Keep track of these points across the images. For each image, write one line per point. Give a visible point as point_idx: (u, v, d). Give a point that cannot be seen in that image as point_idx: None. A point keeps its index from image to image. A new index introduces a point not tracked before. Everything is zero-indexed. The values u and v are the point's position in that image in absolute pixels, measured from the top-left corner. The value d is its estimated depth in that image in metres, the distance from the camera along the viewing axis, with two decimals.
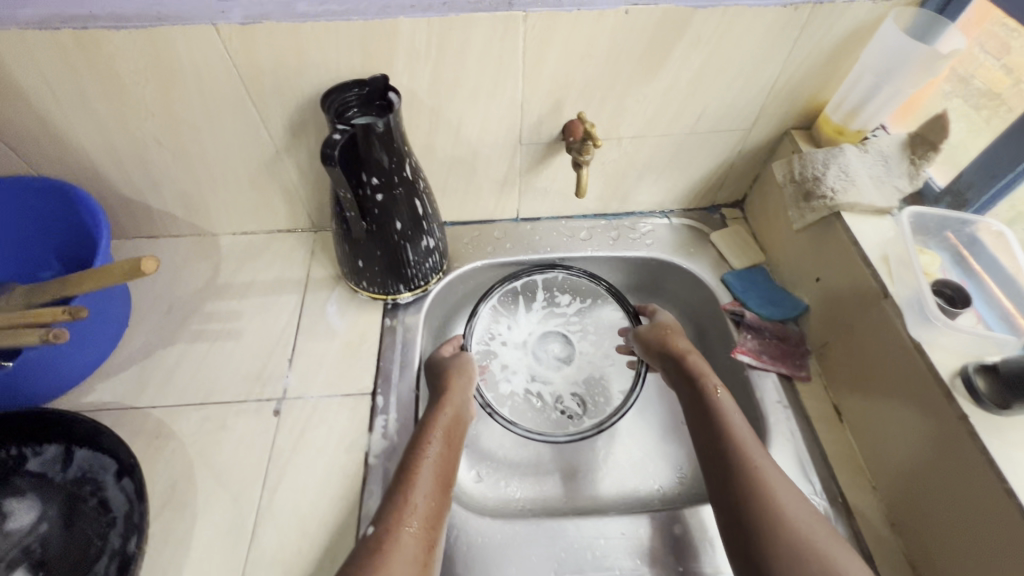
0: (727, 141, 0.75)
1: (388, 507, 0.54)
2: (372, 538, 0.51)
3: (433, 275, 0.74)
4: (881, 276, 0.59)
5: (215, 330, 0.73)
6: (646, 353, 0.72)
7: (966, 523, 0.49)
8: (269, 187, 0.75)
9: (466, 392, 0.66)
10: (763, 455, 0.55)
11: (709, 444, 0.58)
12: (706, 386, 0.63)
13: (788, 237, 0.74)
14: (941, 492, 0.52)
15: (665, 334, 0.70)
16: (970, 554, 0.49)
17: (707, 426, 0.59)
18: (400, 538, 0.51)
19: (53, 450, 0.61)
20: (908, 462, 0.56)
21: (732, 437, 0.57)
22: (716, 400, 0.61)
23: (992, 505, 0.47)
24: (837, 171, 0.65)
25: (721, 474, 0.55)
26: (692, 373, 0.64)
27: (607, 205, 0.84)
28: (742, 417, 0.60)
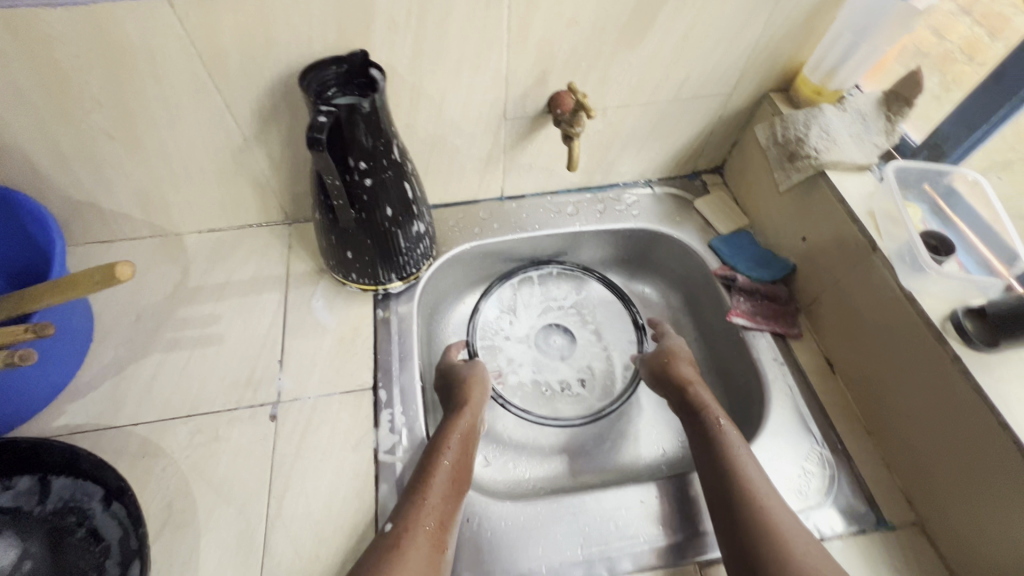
0: (709, 107, 0.75)
1: (405, 505, 0.53)
2: (387, 539, 0.50)
3: (424, 261, 0.71)
4: (869, 230, 0.61)
5: (193, 337, 0.68)
6: (652, 380, 0.70)
7: (964, 459, 0.52)
8: (238, 178, 0.70)
9: (483, 404, 0.65)
10: (773, 494, 0.53)
11: (714, 481, 0.55)
12: (709, 419, 0.60)
13: (772, 202, 0.75)
14: (938, 432, 0.55)
15: (670, 364, 0.68)
16: (975, 494, 0.52)
17: (712, 462, 0.57)
18: (417, 541, 0.50)
19: (26, 481, 0.55)
20: (902, 410, 0.59)
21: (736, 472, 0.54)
22: (719, 434, 0.58)
23: (994, 446, 0.49)
24: (819, 131, 0.67)
25: (726, 512, 0.53)
26: (696, 406, 0.62)
27: (592, 178, 0.83)
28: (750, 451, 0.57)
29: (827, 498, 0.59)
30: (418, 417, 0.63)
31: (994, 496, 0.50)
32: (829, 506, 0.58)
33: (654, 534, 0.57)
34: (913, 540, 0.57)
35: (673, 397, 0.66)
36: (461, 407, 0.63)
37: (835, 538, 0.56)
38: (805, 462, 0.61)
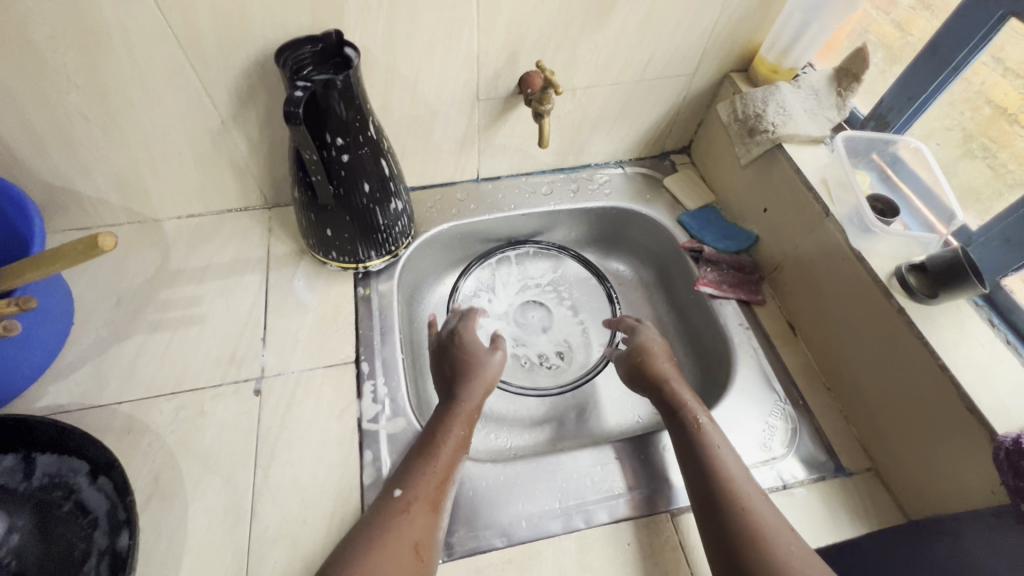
0: (674, 87, 0.79)
1: (409, 469, 0.55)
2: (398, 503, 0.52)
3: (402, 239, 0.73)
4: (822, 197, 0.65)
5: (174, 318, 0.69)
6: (628, 377, 0.68)
7: (918, 413, 0.55)
8: (216, 162, 0.71)
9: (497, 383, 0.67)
10: (757, 494, 0.53)
11: (698, 484, 0.54)
12: (690, 421, 0.59)
13: (735, 177, 0.79)
14: (894, 387, 0.58)
15: (648, 360, 0.66)
16: (926, 445, 0.55)
17: (694, 463, 0.56)
18: (426, 509, 0.52)
19: (11, 459, 0.56)
20: (862, 370, 0.62)
21: (719, 475, 0.54)
22: (700, 436, 0.57)
23: (944, 398, 0.52)
24: (776, 107, 0.70)
25: (711, 517, 0.52)
26: (674, 404, 0.61)
27: (565, 158, 0.86)
28: (730, 450, 0.57)
29: (789, 450, 0.62)
30: (400, 388, 0.65)
31: (941, 445, 0.53)
32: (791, 457, 0.62)
33: (627, 488, 0.60)
34: (869, 486, 0.61)
35: (651, 394, 0.64)
36: (475, 388, 0.64)
37: (798, 485, 0.60)
38: (769, 417, 0.65)
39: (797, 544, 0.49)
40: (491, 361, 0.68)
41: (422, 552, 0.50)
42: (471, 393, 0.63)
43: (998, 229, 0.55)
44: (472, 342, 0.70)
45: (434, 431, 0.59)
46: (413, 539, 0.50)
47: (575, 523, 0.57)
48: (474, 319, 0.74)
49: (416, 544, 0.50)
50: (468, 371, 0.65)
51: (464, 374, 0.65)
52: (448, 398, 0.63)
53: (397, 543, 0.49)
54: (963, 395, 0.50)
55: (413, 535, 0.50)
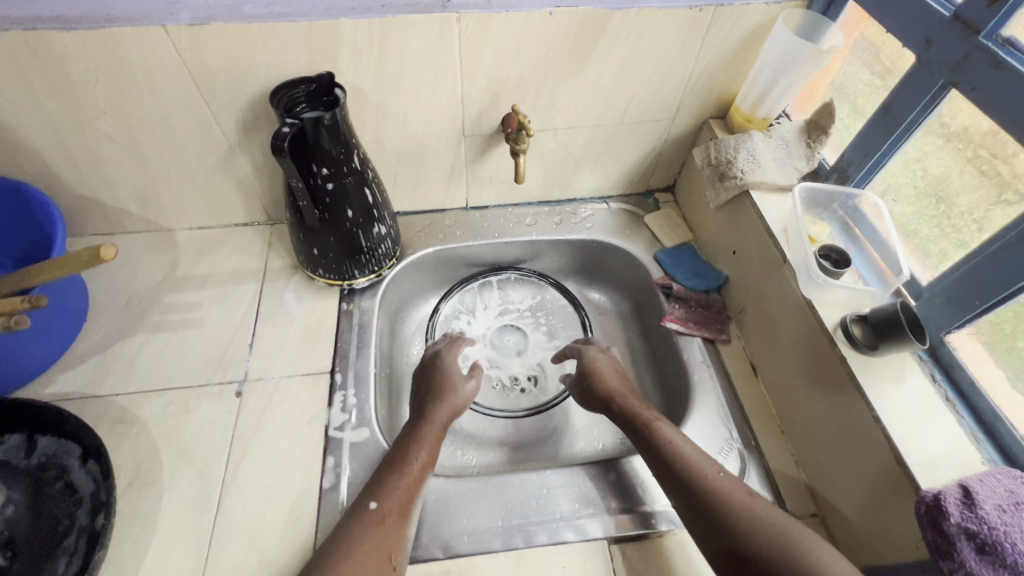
0: (654, 130, 0.83)
1: (382, 484, 0.58)
2: (373, 515, 0.55)
3: (386, 260, 0.79)
4: (781, 244, 0.67)
5: (174, 321, 0.76)
6: (584, 400, 0.73)
7: (860, 465, 0.56)
8: (224, 181, 0.78)
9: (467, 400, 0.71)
10: (715, 470, 0.58)
11: (667, 479, 0.59)
12: (642, 422, 0.64)
13: (710, 218, 0.82)
14: (839, 436, 0.59)
15: (598, 378, 0.71)
16: (866, 494, 0.56)
17: (656, 460, 0.60)
18: (397, 520, 0.56)
19: (16, 439, 0.63)
20: (814, 417, 0.63)
21: (679, 467, 0.58)
22: (653, 433, 0.62)
23: (876, 449, 0.54)
24: (746, 155, 0.74)
25: (686, 504, 0.56)
26: (627, 413, 0.66)
27: (550, 192, 0.90)
28: (683, 437, 0.62)
29: None
30: (369, 401, 0.70)
31: (883, 503, 0.54)
32: None
33: (570, 511, 0.62)
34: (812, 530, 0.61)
35: (606, 411, 0.69)
36: (443, 409, 0.68)
37: None
38: (720, 455, 0.66)
39: (763, 509, 0.54)
40: (462, 389, 0.71)
41: (394, 561, 0.53)
42: (438, 413, 0.67)
43: (941, 287, 0.56)
44: (451, 365, 0.73)
45: (407, 448, 0.63)
46: (385, 549, 0.53)
47: (514, 541, 0.59)
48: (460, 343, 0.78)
49: (389, 553, 0.53)
50: (441, 389, 0.70)
51: (438, 391, 0.70)
52: (421, 416, 0.67)
53: (372, 553, 0.52)
54: (892, 447, 0.52)
55: (386, 545, 0.53)
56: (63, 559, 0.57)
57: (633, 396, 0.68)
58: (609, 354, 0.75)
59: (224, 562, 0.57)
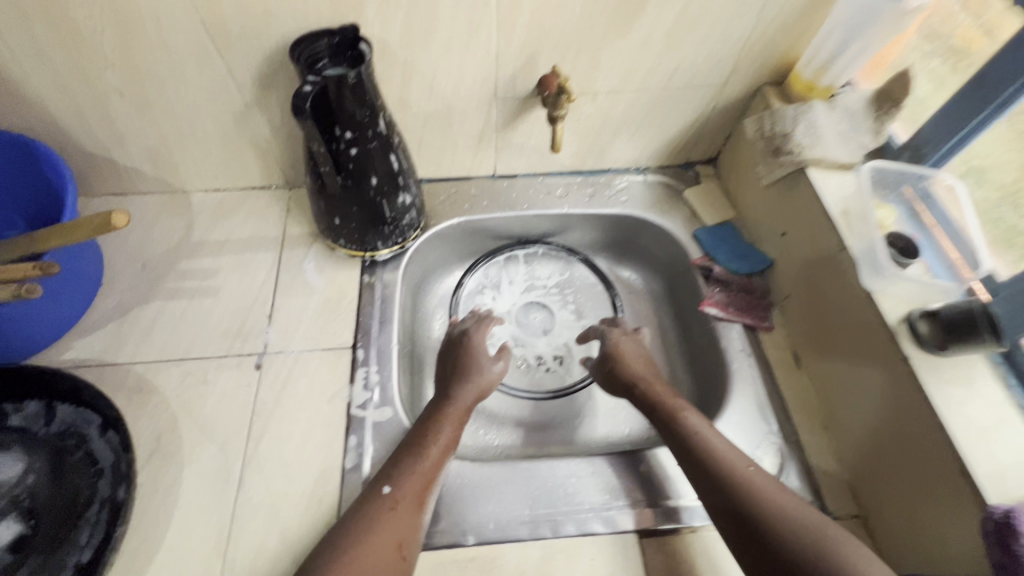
0: (703, 97, 0.76)
1: (398, 466, 0.56)
2: (385, 501, 0.53)
3: (410, 231, 0.75)
4: (841, 228, 0.62)
5: (191, 288, 0.73)
6: (606, 384, 0.69)
7: (914, 472, 0.53)
8: (240, 142, 0.74)
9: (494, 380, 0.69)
10: (745, 466, 0.55)
11: (692, 473, 0.56)
12: (667, 412, 0.61)
13: (756, 197, 0.76)
14: (892, 440, 0.55)
15: (620, 363, 0.68)
16: (918, 501, 0.53)
17: (682, 453, 0.57)
18: (411, 507, 0.54)
19: (34, 406, 0.62)
20: (864, 416, 0.59)
21: (706, 461, 0.55)
22: (679, 425, 0.59)
23: (935, 458, 0.50)
24: (806, 127, 0.67)
25: (712, 500, 0.54)
26: (653, 402, 0.63)
27: (584, 161, 0.84)
28: (711, 429, 0.58)
29: None
30: (392, 379, 0.67)
31: (937, 513, 0.50)
32: None
33: (599, 501, 0.60)
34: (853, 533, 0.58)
35: (629, 398, 0.66)
36: (467, 391, 0.65)
37: None
38: (758, 451, 0.63)
39: (796, 509, 0.50)
40: (490, 369, 0.69)
41: (405, 551, 0.51)
42: (464, 393, 0.65)
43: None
44: (480, 346, 0.71)
45: (426, 430, 0.60)
46: (396, 538, 0.51)
47: (541, 531, 0.58)
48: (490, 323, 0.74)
49: (400, 543, 0.51)
50: (466, 369, 0.67)
51: (462, 372, 0.67)
52: (443, 395, 0.65)
53: (382, 541, 0.50)
54: (955, 455, 0.48)
55: (397, 533, 0.51)
56: (85, 530, 0.56)
57: (659, 383, 0.65)
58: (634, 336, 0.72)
59: (245, 539, 0.56)
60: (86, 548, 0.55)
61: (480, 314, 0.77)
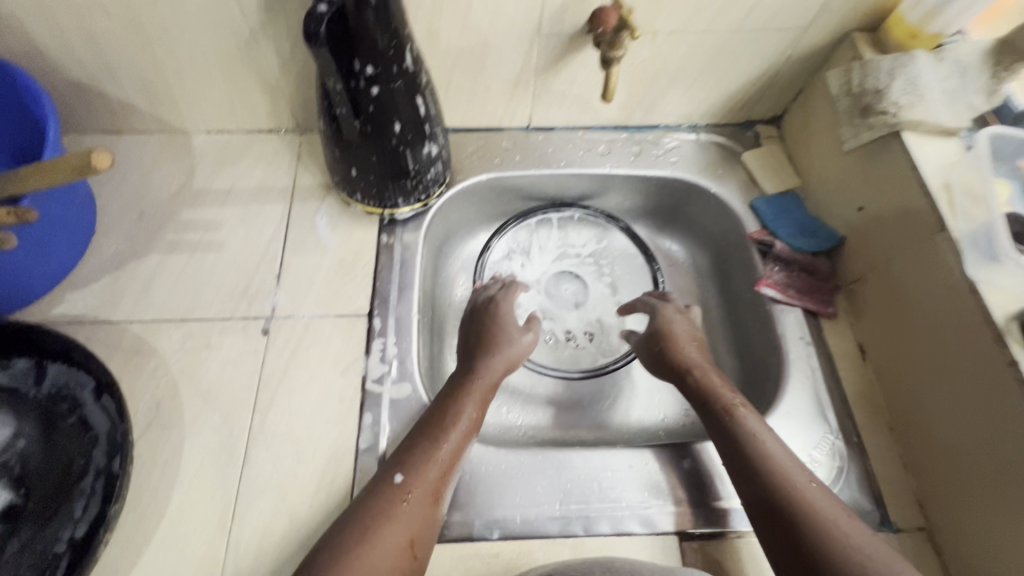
0: (778, 43, 0.65)
1: (412, 452, 0.50)
2: (397, 493, 0.47)
3: (435, 186, 0.66)
4: (941, 205, 0.53)
5: (193, 241, 0.66)
6: (651, 365, 0.62)
7: (1005, 492, 0.47)
8: (245, 76, 0.65)
9: (522, 358, 0.62)
10: (805, 480, 0.48)
11: (742, 480, 0.49)
12: (720, 406, 0.54)
13: (829, 165, 0.67)
14: (979, 452, 0.49)
15: (670, 344, 0.61)
16: (1005, 524, 0.47)
17: (733, 453, 0.51)
18: (426, 500, 0.48)
19: (24, 363, 0.56)
20: (945, 423, 0.52)
21: (760, 469, 0.49)
22: (733, 424, 0.52)
23: None
24: (905, 83, 0.57)
25: (761, 514, 0.47)
26: (704, 392, 0.56)
27: (631, 115, 0.74)
28: (769, 432, 0.52)
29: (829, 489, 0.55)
30: (412, 351, 0.61)
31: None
32: None
33: (638, 500, 0.54)
34: (917, 547, 0.53)
35: (677, 384, 0.59)
36: (492, 368, 0.59)
37: None
38: (815, 452, 0.57)
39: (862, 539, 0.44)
40: (519, 341, 0.62)
41: (417, 550, 0.46)
42: (489, 368, 0.59)
43: None
44: (508, 316, 0.64)
45: (445, 410, 0.54)
46: (408, 534, 0.46)
47: (572, 528, 0.53)
48: (516, 290, 0.67)
49: (411, 541, 0.46)
50: (492, 343, 0.61)
51: (486, 346, 0.60)
52: (465, 370, 0.59)
53: (391, 538, 0.45)
54: None
55: (409, 531, 0.46)
56: (79, 502, 0.51)
57: (714, 371, 0.58)
58: (687, 315, 0.64)
59: (251, 521, 0.52)
60: (80, 522, 0.50)
61: (507, 281, 0.70)
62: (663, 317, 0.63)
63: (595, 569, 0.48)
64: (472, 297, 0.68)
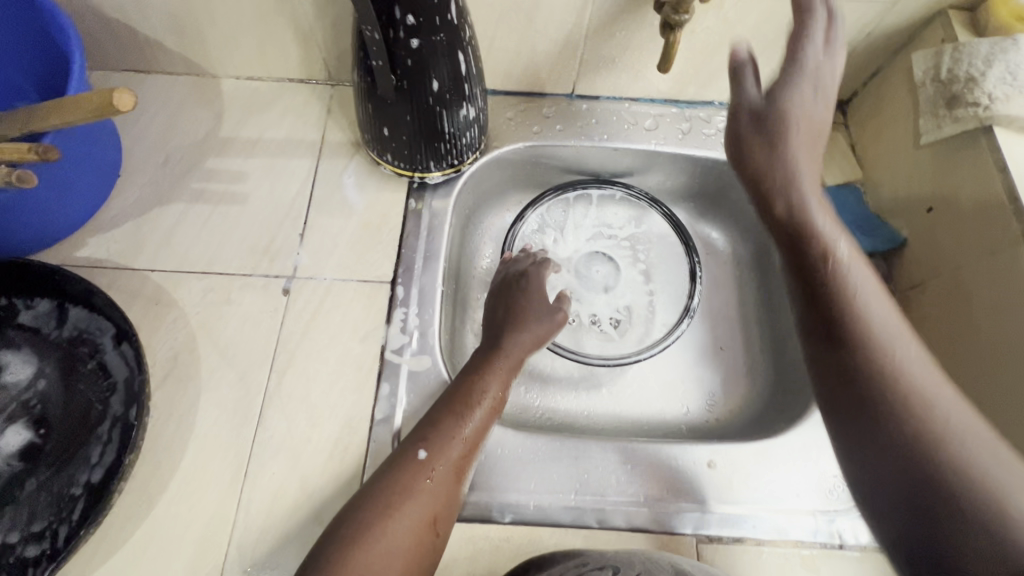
0: (861, 17, 0.58)
1: (436, 427, 0.48)
2: (420, 469, 0.46)
3: (469, 152, 0.63)
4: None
5: (216, 192, 0.64)
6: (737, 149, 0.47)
7: None
8: (279, 19, 0.61)
9: (550, 335, 0.60)
10: (903, 349, 0.41)
11: (833, 339, 0.42)
12: (840, 289, 0.43)
13: (898, 160, 0.61)
14: None
15: (786, 185, 0.45)
16: None
17: (812, 288, 0.44)
18: (449, 477, 0.47)
19: (45, 305, 0.56)
20: None
21: (868, 343, 0.41)
22: (853, 317, 0.42)
23: None
24: (1002, 72, 0.51)
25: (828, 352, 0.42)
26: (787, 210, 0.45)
27: (684, 88, 0.69)
28: (880, 300, 0.43)
29: None
30: (433, 323, 0.59)
31: None
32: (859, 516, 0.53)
33: (655, 498, 0.53)
34: None
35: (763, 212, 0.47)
36: (518, 344, 0.57)
37: (857, 549, 0.52)
38: None
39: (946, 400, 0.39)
40: (548, 318, 0.60)
41: (439, 527, 0.45)
42: (515, 345, 0.57)
43: None
44: (538, 292, 0.61)
45: (470, 387, 0.52)
46: (431, 512, 0.45)
47: (586, 519, 0.51)
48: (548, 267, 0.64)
49: (434, 518, 0.45)
50: (519, 320, 0.58)
51: (514, 322, 0.58)
52: (493, 345, 0.57)
53: (414, 514, 0.44)
54: None
55: (432, 508, 0.45)
56: (96, 448, 0.51)
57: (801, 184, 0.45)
58: (827, 102, 0.46)
59: (263, 482, 0.51)
60: (96, 467, 0.50)
61: (539, 255, 0.66)
62: (787, 152, 0.45)
63: (635, 560, 0.47)
64: (500, 270, 0.65)
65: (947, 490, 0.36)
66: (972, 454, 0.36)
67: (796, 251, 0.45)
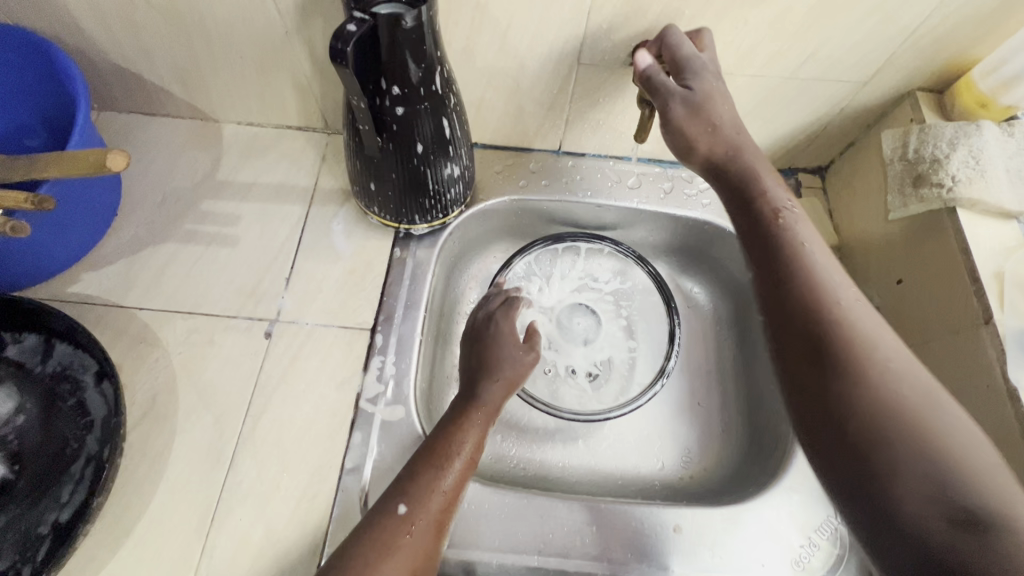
0: (833, 95, 0.61)
1: (415, 481, 0.48)
2: (399, 523, 0.46)
3: (454, 206, 0.65)
4: (989, 295, 0.49)
5: (208, 234, 0.66)
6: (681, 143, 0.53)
7: None
8: (279, 73, 0.64)
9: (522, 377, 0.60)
10: (851, 299, 0.45)
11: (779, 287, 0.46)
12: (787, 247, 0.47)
13: (868, 230, 0.63)
14: None
15: (730, 158, 0.52)
16: None
17: (763, 246, 0.48)
18: (428, 532, 0.46)
19: (32, 339, 0.57)
20: None
21: (812, 289, 0.45)
22: (804, 273, 0.46)
23: None
24: (966, 156, 0.54)
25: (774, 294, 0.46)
26: (735, 186, 0.51)
27: (667, 150, 0.71)
28: (827, 257, 0.47)
29: None
30: (410, 374, 0.60)
31: None
32: None
33: (620, 560, 0.53)
34: None
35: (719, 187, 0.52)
36: (496, 393, 0.57)
37: None
38: (816, 532, 0.55)
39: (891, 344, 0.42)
40: (521, 359, 0.60)
41: None
42: (490, 393, 0.57)
43: None
44: (508, 336, 0.62)
45: (448, 438, 0.52)
46: (411, 569, 0.45)
47: None
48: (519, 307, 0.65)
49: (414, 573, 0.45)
50: (491, 366, 0.58)
51: (488, 370, 0.58)
52: (469, 393, 0.57)
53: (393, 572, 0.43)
54: None
55: (412, 565, 0.45)
56: (68, 487, 0.52)
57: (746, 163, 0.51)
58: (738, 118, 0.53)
59: (230, 528, 0.52)
60: (65, 507, 0.51)
61: (507, 297, 0.66)
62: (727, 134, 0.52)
63: None
64: (476, 318, 0.65)
65: (896, 431, 0.39)
66: (910, 394, 0.40)
67: (749, 215, 0.49)
